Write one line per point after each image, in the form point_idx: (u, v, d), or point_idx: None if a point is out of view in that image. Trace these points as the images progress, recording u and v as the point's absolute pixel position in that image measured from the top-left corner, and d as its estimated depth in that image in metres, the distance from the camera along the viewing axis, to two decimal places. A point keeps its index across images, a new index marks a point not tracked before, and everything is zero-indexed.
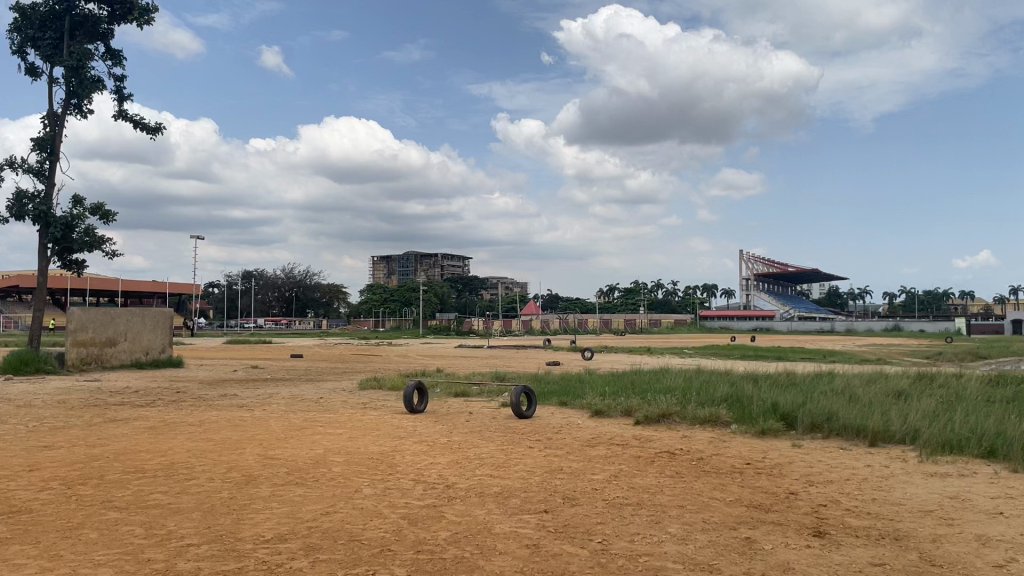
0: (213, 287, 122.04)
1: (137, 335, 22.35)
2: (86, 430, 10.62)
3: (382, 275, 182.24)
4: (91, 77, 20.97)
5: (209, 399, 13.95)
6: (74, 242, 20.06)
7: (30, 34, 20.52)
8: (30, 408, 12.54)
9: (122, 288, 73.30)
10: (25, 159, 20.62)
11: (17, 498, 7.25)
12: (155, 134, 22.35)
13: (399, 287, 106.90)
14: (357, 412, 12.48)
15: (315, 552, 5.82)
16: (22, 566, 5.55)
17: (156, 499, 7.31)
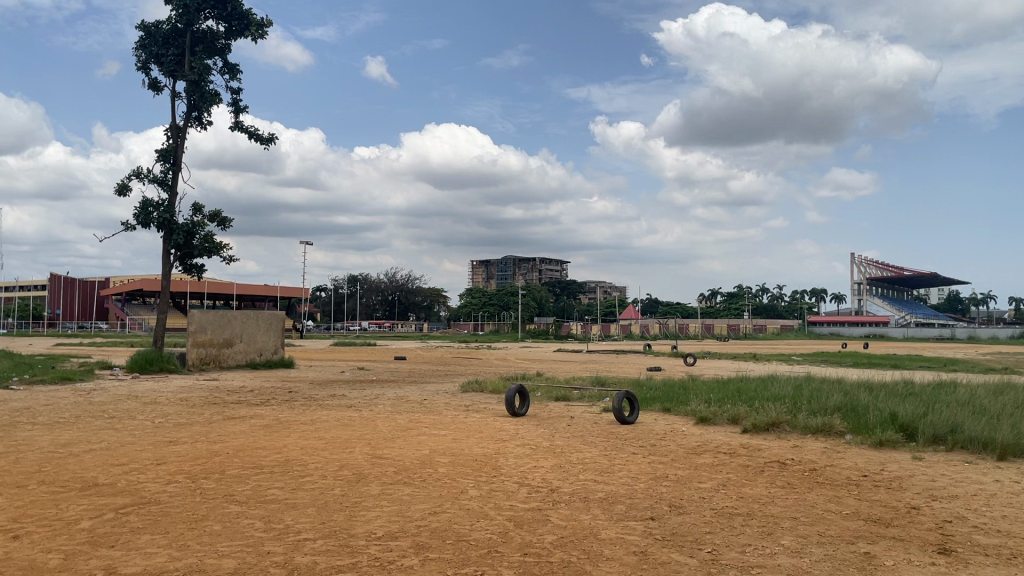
0: (320, 291, 126.20)
1: (252, 337, 23.33)
2: (207, 427, 11.17)
3: (481, 279, 184.38)
4: (210, 91, 22.06)
5: (319, 399, 14.43)
6: (194, 248, 21.13)
7: (154, 51, 21.79)
8: (156, 405, 13.30)
9: (236, 291, 76.80)
10: (150, 170, 21.89)
11: (147, 490, 7.71)
12: (268, 144, 23.31)
13: (499, 292, 107.88)
14: (460, 414, 12.63)
15: (425, 551, 5.94)
16: (154, 554, 5.90)
17: (273, 494, 7.62)
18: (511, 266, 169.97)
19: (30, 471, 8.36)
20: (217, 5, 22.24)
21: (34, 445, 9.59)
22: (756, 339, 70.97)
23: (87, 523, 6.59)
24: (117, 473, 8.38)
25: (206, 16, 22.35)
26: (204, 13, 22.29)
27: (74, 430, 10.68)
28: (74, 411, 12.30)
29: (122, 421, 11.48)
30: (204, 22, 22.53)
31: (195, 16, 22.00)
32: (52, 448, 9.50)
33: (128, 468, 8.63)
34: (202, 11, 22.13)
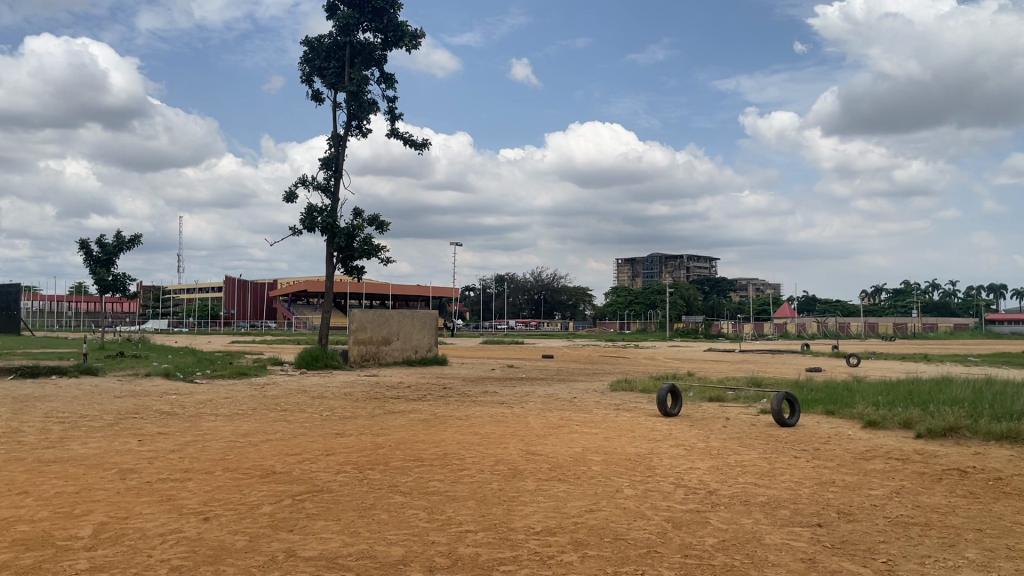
0: (469, 290, 129.29)
1: (408, 335, 24.21)
2: (369, 421, 11.72)
3: (627, 277, 182.77)
4: (368, 101, 23.11)
5: (472, 396, 14.76)
6: (355, 250, 22.20)
7: (317, 64, 23.16)
8: (322, 399, 14.11)
9: (390, 291, 80.06)
10: (315, 178, 23.17)
11: (320, 479, 8.20)
12: (421, 150, 24.16)
13: (645, 291, 106.62)
14: (611, 413, 12.58)
15: (584, 547, 5.98)
16: (329, 539, 6.26)
17: (434, 486, 7.91)
18: (657, 263, 167.32)
19: (215, 459, 9.08)
20: (374, 18, 23.29)
21: (218, 435, 10.40)
22: (926, 339, 66.49)
23: (268, 508, 7.08)
24: (291, 462, 8.95)
25: (363, 29, 23.43)
26: (362, 26, 23.40)
27: (252, 421, 11.50)
28: (251, 403, 13.26)
29: (293, 414, 12.27)
30: (362, 34, 23.63)
31: (353, 29, 23.12)
32: (233, 438, 10.27)
33: (300, 457, 9.19)
34: (360, 24, 23.23)
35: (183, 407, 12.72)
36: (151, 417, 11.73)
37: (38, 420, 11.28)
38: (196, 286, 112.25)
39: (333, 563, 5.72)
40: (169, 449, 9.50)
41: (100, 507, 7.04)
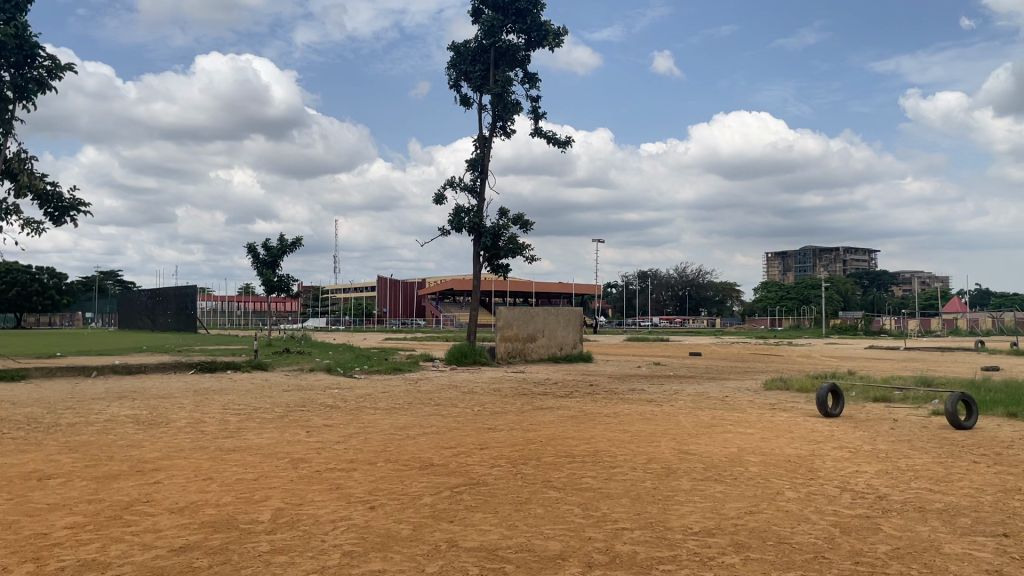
0: (611, 287, 128.62)
1: (553, 331, 24.38)
2: (520, 416, 11.91)
3: (777, 271, 175.54)
4: (512, 101, 23.47)
5: (621, 394, 14.68)
6: (500, 249, 22.60)
7: (463, 68, 23.79)
8: (473, 394, 14.47)
9: (533, 288, 81.08)
10: (461, 179, 23.75)
11: (475, 472, 8.41)
12: (564, 148, 24.27)
13: (797, 286, 102.30)
14: (767, 413, 12.19)
15: (745, 550, 5.82)
16: (488, 531, 6.42)
17: (588, 482, 7.94)
18: (808, 256, 160.09)
19: (376, 450, 9.49)
20: (518, 20, 23.59)
21: (378, 428, 10.87)
22: None
23: (428, 499, 7.33)
24: (448, 455, 9.24)
25: (508, 31, 23.79)
26: (506, 28, 23.77)
27: (408, 415, 11.96)
28: (406, 398, 13.78)
29: (446, 408, 12.67)
30: (506, 36, 23.98)
31: (498, 31, 23.52)
32: (393, 430, 10.71)
33: (456, 451, 9.46)
34: (505, 26, 23.60)
35: (344, 401, 13.43)
36: (316, 410, 12.43)
37: (218, 411, 12.22)
38: (350, 285, 117.93)
39: (493, 554, 5.85)
40: (334, 441, 10.02)
41: (277, 493, 7.54)
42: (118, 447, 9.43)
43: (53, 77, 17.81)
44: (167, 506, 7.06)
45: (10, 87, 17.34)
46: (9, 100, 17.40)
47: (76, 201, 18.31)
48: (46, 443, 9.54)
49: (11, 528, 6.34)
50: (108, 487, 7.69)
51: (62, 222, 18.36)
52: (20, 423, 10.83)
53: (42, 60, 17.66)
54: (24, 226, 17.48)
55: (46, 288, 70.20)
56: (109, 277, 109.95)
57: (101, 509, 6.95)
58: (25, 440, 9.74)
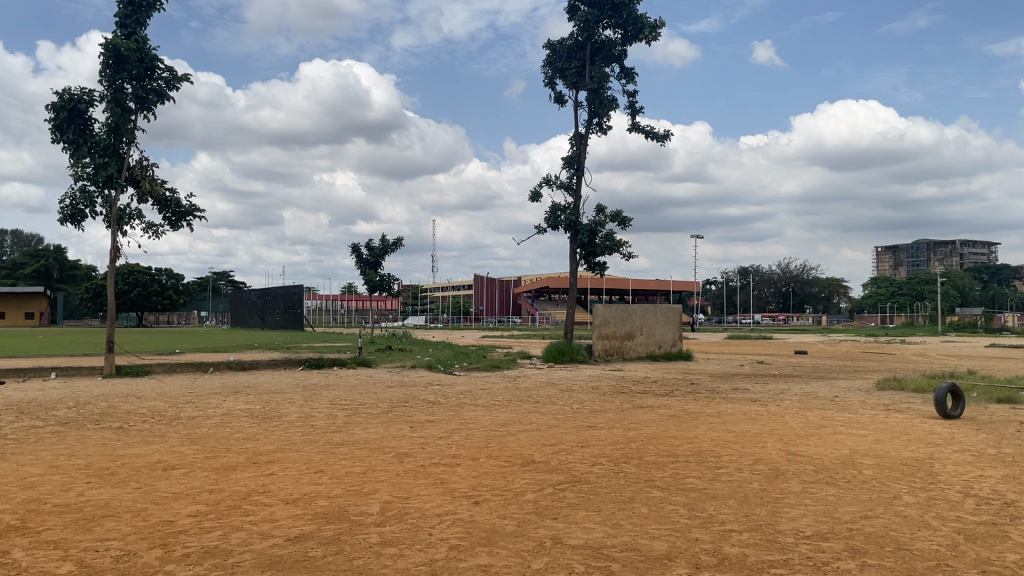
0: (710, 284, 126.10)
1: (652, 329, 24.08)
2: (620, 415, 11.82)
3: (888, 266, 167.57)
4: (608, 98, 23.31)
5: (724, 393, 14.38)
6: (597, 246, 22.47)
7: (559, 66, 23.81)
8: (572, 392, 14.45)
9: (630, 285, 80.42)
10: (557, 177, 23.76)
11: (578, 470, 8.40)
12: (662, 143, 23.91)
13: (909, 281, 97.74)
14: (880, 414, 11.68)
15: (862, 556, 5.61)
16: (593, 529, 6.40)
17: (692, 483, 7.81)
18: (921, 250, 152.54)
19: (479, 446, 9.60)
20: (614, 14, 23.39)
21: (480, 424, 11.00)
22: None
23: (531, 496, 7.37)
24: (549, 452, 9.25)
25: (604, 26, 23.63)
26: (602, 23, 23.62)
27: (508, 412, 12.05)
28: (506, 395, 13.89)
29: (546, 405, 12.70)
30: (603, 32, 23.84)
31: (594, 27, 23.40)
32: (494, 427, 10.81)
33: (557, 448, 9.48)
34: (601, 21, 23.45)
35: (445, 397, 13.65)
36: (419, 406, 12.69)
37: (326, 406, 12.64)
38: (449, 283, 119.77)
39: (598, 553, 5.83)
40: (438, 436, 10.20)
41: (384, 487, 7.74)
42: (234, 440, 9.88)
43: (170, 88, 18.79)
44: (282, 497, 7.35)
45: (133, 99, 18.39)
46: (132, 111, 18.46)
47: (193, 206, 19.28)
48: (169, 436, 10.09)
49: (140, 515, 6.73)
50: (227, 477, 8.07)
51: (180, 226, 19.37)
52: (146, 416, 11.49)
53: (161, 72, 18.66)
54: (146, 230, 18.51)
55: (165, 288, 74.18)
56: (221, 277, 115.20)
57: (222, 498, 7.30)
58: (151, 432, 10.33)
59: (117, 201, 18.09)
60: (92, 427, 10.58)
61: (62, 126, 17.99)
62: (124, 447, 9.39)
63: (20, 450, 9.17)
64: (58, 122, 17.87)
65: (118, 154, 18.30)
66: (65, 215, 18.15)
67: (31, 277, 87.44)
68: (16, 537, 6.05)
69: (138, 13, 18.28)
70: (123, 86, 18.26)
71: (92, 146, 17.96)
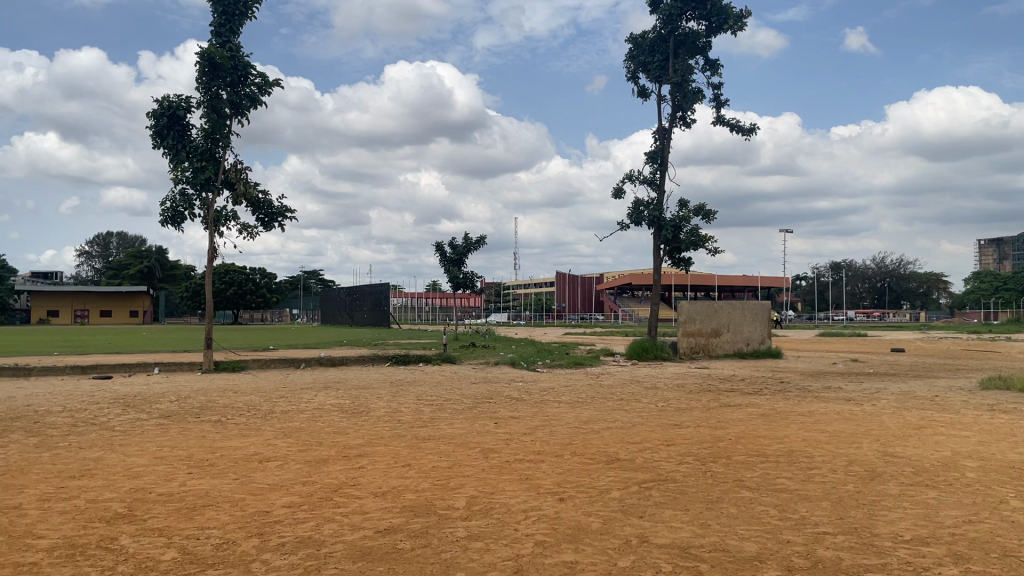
0: (800, 279, 122.55)
1: (739, 327, 23.57)
2: (707, 413, 11.60)
3: (992, 260, 159.09)
4: (693, 90, 22.91)
5: (815, 391, 13.97)
6: (682, 242, 22.12)
7: (642, 60, 23.58)
8: (657, 389, 14.28)
9: (717, 281, 78.91)
10: (640, 173, 23.51)
11: (663, 468, 8.30)
12: (749, 135, 23.36)
13: (1016, 275, 92.73)
14: (984, 415, 11.12)
15: (965, 562, 5.36)
16: (680, 528, 6.31)
17: (783, 484, 7.61)
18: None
19: (563, 443, 9.61)
20: (698, 6, 22.95)
21: (563, 421, 10.99)
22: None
23: (617, 494, 7.32)
24: (634, 450, 9.17)
25: (688, 18, 23.23)
26: (686, 15, 23.23)
27: (592, 409, 12.00)
28: (590, 392, 13.84)
29: (630, 403, 12.60)
30: (687, 24, 23.45)
31: (678, 19, 23.05)
32: (578, 424, 10.78)
33: (642, 446, 9.38)
34: (685, 13, 23.06)
35: (529, 394, 13.70)
36: (503, 402, 12.78)
37: (412, 402, 12.86)
38: (532, 280, 119.97)
39: (685, 552, 5.75)
40: (522, 432, 10.25)
41: (470, 481, 7.82)
42: (325, 434, 10.17)
43: (262, 93, 19.43)
44: (371, 490, 7.53)
45: (228, 105, 19.11)
46: (227, 116, 19.19)
47: (284, 207, 19.91)
48: (264, 429, 10.46)
49: (238, 505, 6.99)
50: (318, 470, 8.31)
51: (272, 227, 20.03)
52: (242, 410, 11.94)
53: (253, 78, 19.32)
54: (241, 230, 19.23)
55: (258, 287, 76.87)
56: (311, 276, 118.54)
57: (314, 490, 7.53)
58: (247, 425, 10.72)
59: (214, 203, 18.86)
60: (193, 420, 11.07)
61: (163, 132, 18.85)
62: (222, 440, 9.78)
63: (127, 441, 9.67)
64: (158, 129, 18.74)
65: (214, 158, 19.06)
66: (167, 217, 19.01)
67: (136, 277, 92.00)
68: (124, 525, 6.38)
69: (232, 22, 18.97)
70: (219, 92, 19.00)
71: (190, 151, 18.78)
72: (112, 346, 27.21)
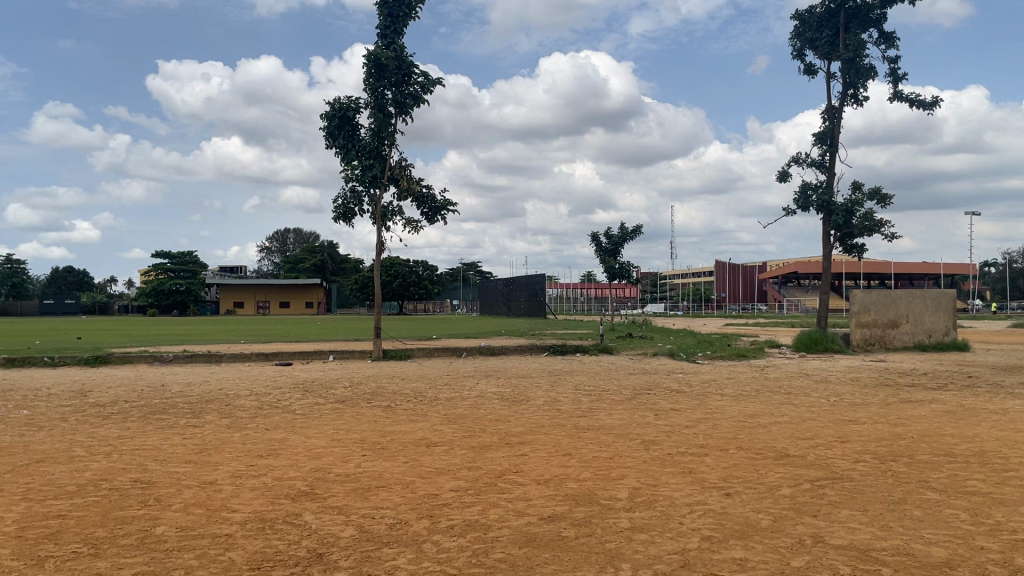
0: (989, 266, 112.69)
1: (919, 317, 22.00)
2: (884, 409, 10.89)
3: None
4: (866, 66, 21.53)
5: (1009, 388, 12.79)
6: (855, 227, 20.88)
7: (809, 36, 22.44)
8: (828, 383, 13.58)
9: (892, 268, 73.99)
10: (808, 155, 22.41)
11: (838, 466, 7.87)
12: (930, 110, 21.69)
13: None
14: None
15: None
16: (858, 529, 5.97)
17: (974, 486, 7.02)
18: None
19: (728, 437, 9.32)
20: None
21: (727, 414, 10.66)
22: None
23: (788, 491, 7.03)
24: (805, 446, 8.76)
25: None
26: None
27: (758, 403, 11.58)
28: (754, 385, 13.36)
29: (799, 397, 12.05)
30: None
31: None
32: (743, 418, 10.43)
33: (814, 442, 8.95)
34: None
35: (690, 386, 13.42)
36: (663, 393, 12.57)
37: (571, 392, 12.92)
38: (691, 270, 117.48)
39: (865, 555, 5.43)
40: (683, 425, 10.03)
41: (633, 473, 7.76)
42: (488, 421, 10.41)
43: (426, 91, 20.10)
44: (534, 477, 7.62)
45: (393, 104, 19.91)
46: (392, 115, 20.01)
47: (446, 201, 20.53)
48: (431, 415, 10.86)
49: (408, 487, 7.30)
50: (483, 456, 8.53)
51: (436, 220, 20.72)
52: (409, 396, 12.44)
53: (417, 77, 20.02)
54: (406, 224, 20.02)
55: (421, 279, 79.94)
56: (471, 267, 121.98)
57: (479, 475, 7.72)
58: (414, 411, 11.17)
59: (381, 199, 19.73)
60: (365, 405, 11.66)
61: (335, 133, 19.91)
62: (393, 425, 10.24)
63: (307, 424, 10.33)
64: (330, 130, 19.82)
65: (381, 156, 19.95)
66: (339, 213, 20.09)
67: (310, 269, 98.26)
68: (306, 502, 6.81)
69: (397, 23, 19.71)
70: (384, 92, 19.83)
71: (360, 149, 19.74)
72: (287, 336, 28.50)
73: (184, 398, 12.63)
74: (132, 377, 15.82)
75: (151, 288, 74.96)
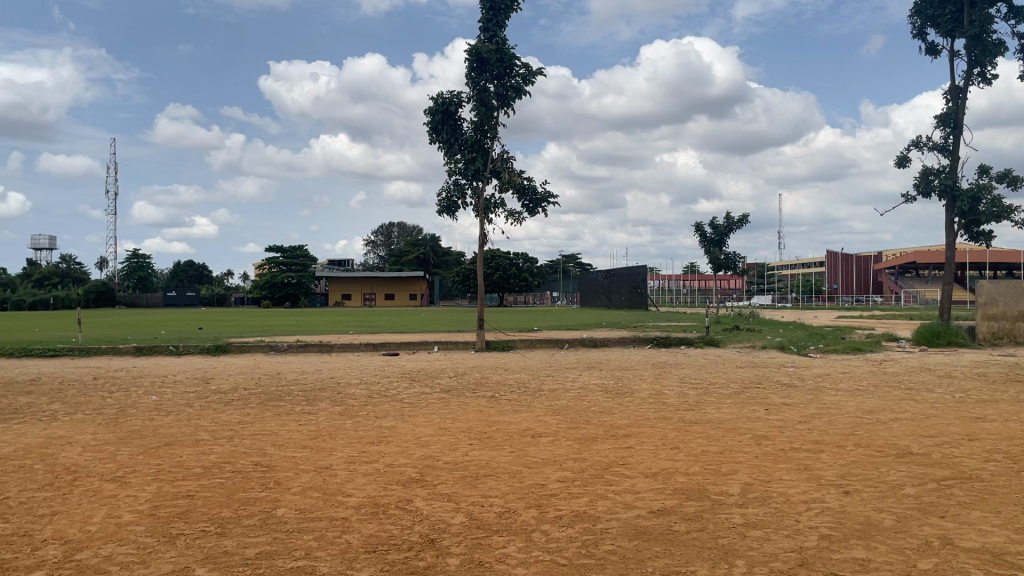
0: None
1: None
2: (1017, 406, 10.23)
3: None
4: (994, 41, 20.23)
5: None
6: (981, 214, 19.69)
7: (930, 13, 21.27)
8: (953, 379, 12.87)
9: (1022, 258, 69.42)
10: (929, 138, 21.27)
11: (966, 465, 7.45)
12: None
13: None
14: None
15: None
16: (990, 532, 5.63)
17: None
18: None
19: (844, 433, 8.96)
20: None
21: (843, 410, 10.26)
22: None
23: (912, 490, 6.70)
24: (929, 444, 8.32)
25: None
26: None
27: (876, 398, 11.10)
28: (871, 380, 12.81)
29: (921, 392, 11.48)
30: None
31: None
32: (860, 414, 10.01)
33: (939, 440, 8.50)
34: None
35: (802, 380, 12.98)
36: (773, 387, 12.20)
37: (676, 384, 12.72)
38: (800, 261, 113.57)
39: (1000, 559, 5.12)
40: (796, 420, 9.71)
41: (744, 468, 7.57)
42: (593, 413, 10.37)
43: (527, 83, 20.14)
44: (642, 470, 7.55)
45: (495, 97, 20.05)
46: (494, 108, 20.16)
47: (547, 192, 20.55)
48: (536, 406, 10.91)
49: (516, 477, 7.35)
50: (588, 447, 8.50)
51: (537, 212, 20.76)
52: (514, 387, 12.53)
53: (519, 69, 20.08)
54: (508, 216, 20.16)
55: (522, 271, 80.38)
56: (571, 260, 121.90)
57: (586, 467, 7.70)
58: (519, 401, 11.24)
59: (483, 192, 19.93)
60: (471, 395, 11.82)
61: (438, 127, 20.24)
62: (499, 415, 10.33)
63: (415, 412, 10.55)
64: (434, 124, 20.16)
65: (483, 149, 20.14)
66: (442, 206, 20.42)
67: (414, 262, 100.37)
68: (418, 489, 6.95)
69: (499, 16, 19.80)
70: (487, 85, 20.00)
71: (462, 143, 19.99)
72: (393, 327, 29.11)
73: (299, 386, 13.13)
74: (249, 366, 16.56)
75: (265, 280, 78.15)
